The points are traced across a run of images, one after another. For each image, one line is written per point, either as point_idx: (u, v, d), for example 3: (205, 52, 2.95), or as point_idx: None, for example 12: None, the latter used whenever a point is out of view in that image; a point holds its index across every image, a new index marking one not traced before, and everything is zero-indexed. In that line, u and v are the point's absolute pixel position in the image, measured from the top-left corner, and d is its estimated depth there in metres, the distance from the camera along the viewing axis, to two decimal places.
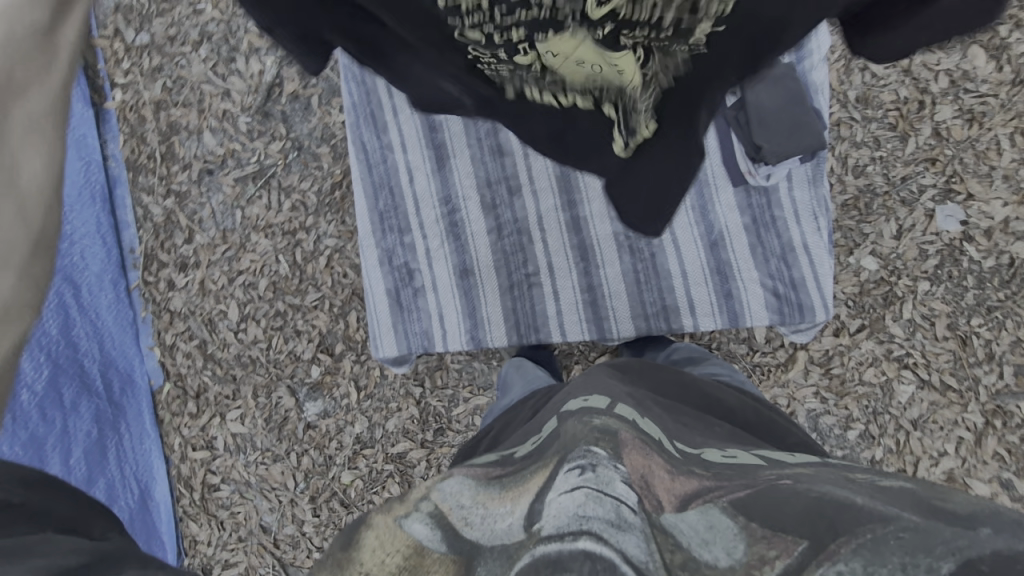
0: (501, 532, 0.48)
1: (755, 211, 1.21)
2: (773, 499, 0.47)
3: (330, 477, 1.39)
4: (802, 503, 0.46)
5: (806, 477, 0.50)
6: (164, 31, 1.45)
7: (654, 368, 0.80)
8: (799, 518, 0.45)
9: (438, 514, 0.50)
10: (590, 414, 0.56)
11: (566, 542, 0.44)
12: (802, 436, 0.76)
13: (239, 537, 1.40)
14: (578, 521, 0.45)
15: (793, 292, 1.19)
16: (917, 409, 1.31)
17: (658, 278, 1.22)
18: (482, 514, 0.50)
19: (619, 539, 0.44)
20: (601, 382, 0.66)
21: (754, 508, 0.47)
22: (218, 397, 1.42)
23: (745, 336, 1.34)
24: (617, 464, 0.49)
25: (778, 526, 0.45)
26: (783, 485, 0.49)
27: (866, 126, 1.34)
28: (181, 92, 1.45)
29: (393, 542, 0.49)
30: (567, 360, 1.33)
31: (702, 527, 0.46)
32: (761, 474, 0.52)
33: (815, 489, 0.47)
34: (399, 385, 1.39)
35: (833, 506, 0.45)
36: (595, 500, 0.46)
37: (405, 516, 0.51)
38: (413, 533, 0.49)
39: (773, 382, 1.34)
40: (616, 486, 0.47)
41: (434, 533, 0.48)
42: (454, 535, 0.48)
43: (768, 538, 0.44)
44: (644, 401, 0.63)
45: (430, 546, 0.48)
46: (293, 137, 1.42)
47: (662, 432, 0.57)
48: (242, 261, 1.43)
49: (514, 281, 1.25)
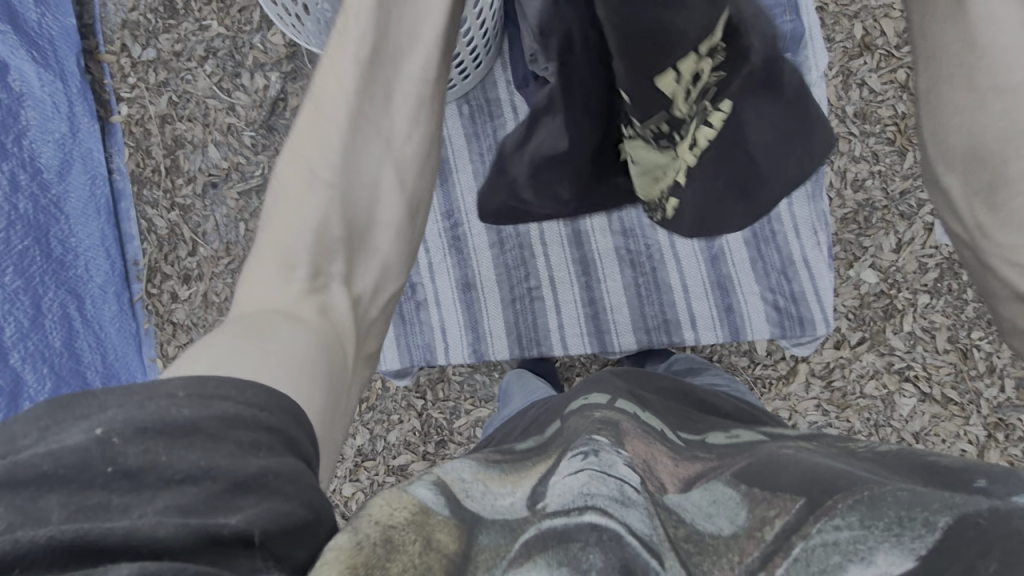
0: (502, 508, 0.44)
1: (755, 226, 1.22)
2: (772, 467, 0.45)
3: (331, 489, 1.39)
4: (800, 471, 0.43)
5: (807, 449, 0.48)
6: (170, 46, 1.47)
7: (653, 375, 0.80)
8: (795, 480, 0.42)
9: (441, 483, 0.45)
10: (591, 408, 0.56)
11: (572, 516, 0.39)
12: None
13: None
14: (582, 497, 0.41)
15: (794, 305, 1.19)
16: (918, 422, 1.31)
17: (659, 292, 1.23)
18: (483, 490, 0.46)
19: (623, 514, 0.40)
20: (606, 382, 0.67)
21: (755, 474, 0.45)
22: None
23: (746, 349, 1.35)
24: (620, 449, 0.46)
25: (777, 486, 0.43)
26: (783, 455, 0.47)
27: (865, 141, 1.35)
28: (186, 106, 1.47)
29: (398, 499, 0.41)
30: (568, 372, 1.33)
31: (705, 502, 0.44)
32: (768, 446, 0.51)
33: (814, 458, 0.45)
34: (400, 398, 1.39)
35: (830, 472, 0.42)
36: (599, 479, 0.42)
37: (408, 481, 0.44)
38: (418, 496, 0.43)
39: (774, 394, 1.34)
40: (620, 468, 0.44)
41: (437, 497, 0.43)
42: (457, 503, 0.44)
43: (768, 498, 0.42)
44: (645, 395, 0.66)
45: (434, 508, 0.42)
46: None
47: (664, 424, 0.58)
48: None
49: (516, 294, 1.25)
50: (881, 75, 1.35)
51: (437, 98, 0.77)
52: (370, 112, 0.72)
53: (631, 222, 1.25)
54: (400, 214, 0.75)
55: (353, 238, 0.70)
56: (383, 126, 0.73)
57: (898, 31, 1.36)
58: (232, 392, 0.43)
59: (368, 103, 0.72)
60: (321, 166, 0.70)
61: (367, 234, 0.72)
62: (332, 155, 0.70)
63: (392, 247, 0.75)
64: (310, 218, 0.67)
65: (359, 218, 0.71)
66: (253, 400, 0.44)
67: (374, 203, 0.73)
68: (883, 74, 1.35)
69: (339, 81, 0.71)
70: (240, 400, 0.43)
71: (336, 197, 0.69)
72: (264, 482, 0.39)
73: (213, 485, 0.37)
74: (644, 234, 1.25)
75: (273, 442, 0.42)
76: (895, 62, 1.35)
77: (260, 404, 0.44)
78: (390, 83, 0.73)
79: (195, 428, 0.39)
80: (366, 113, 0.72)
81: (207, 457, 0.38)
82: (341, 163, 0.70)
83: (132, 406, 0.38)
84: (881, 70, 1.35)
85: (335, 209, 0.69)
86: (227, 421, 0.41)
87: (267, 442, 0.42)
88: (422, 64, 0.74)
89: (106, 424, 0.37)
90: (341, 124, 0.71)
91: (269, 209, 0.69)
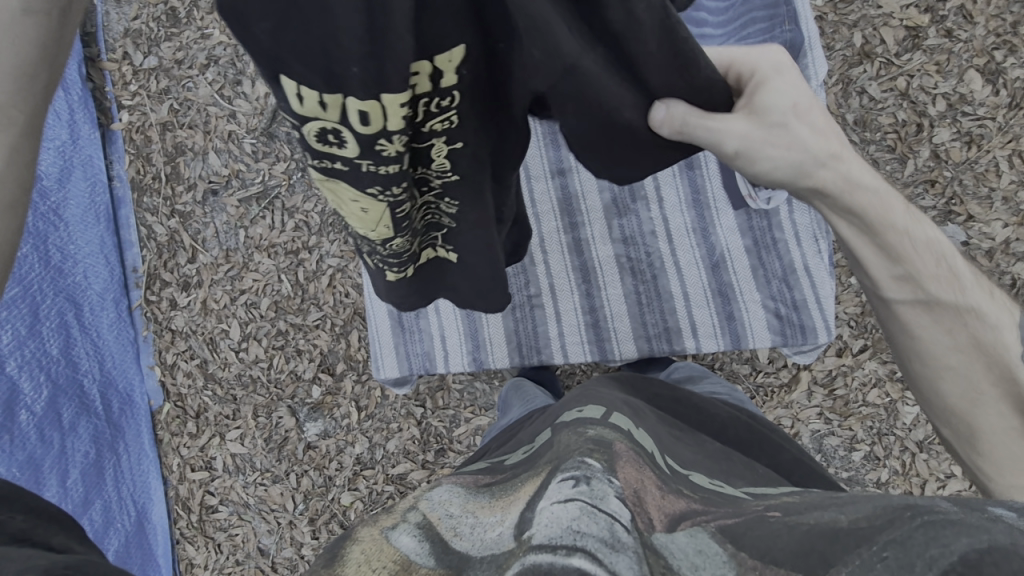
0: (490, 543, 0.44)
1: (756, 233, 1.22)
2: (764, 531, 0.43)
3: (330, 498, 1.37)
4: (793, 538, 0.42)
5: (796, 509, 0.46)
6: (172, 54, 1.48)
7: (649, 381, 0.80)
8: (790, 550, 0.40)
9: (426, 525, 0.46)
10: (585, 423, 0.54)
11: (560, 555, 0.38)
12: (795, 450, 0.76)
13: (236, 560, 1.38)
14: (572, 535, 0.40)
15: (795, 313, 1.18)
16: (922, 431, 1.30)
17: (659, 299, 1.22)
18: (472, 524, 0.46)
19: (612, 560, 0.38)
20: (597, 392, 0.65)
21: (744, 538, 0.43)
22: (218, 416, 1.41)
23: (747, 356, 1.34)
24: (612, 478, 0.45)
25: (769, 558, 0.40)
26: (774, 519, 0.45)
27: (865, 148, 1.35)
28: (187, 114, 1.47)
29: (378, 557, 0.43)
30: (569, 380, 1.32)
31: (692, 550, 0.42)
32: (749, 505, 0.48)
33: (806, 523, 0.43)
34: (400, 406, 1.38)
35: (823, 538, 0.41)
36: (589, 515, 0.41)
37: (390, 529, 0.46)
38: (399, 547, 0.44)
39: (776, 403, 1.33)
40: (610, 502, 0.43)
41: (421, 546, 0.44)
42: (443, 547, 0.44)
43: (760, 568, 0.40)
44: (639, 410, 0.63)
45: (417, 561, 0.43)
46: (298, 158, 1.44)
47: (654, 445, 0.55)
48: (244, 280, 1.43)
49: (516, 302, 1.25)
50: (880, 83, 1.36)
51: (27, 61, 0.49)
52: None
53: (631, 229, 1.25)
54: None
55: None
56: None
57: (897, 39, 1.36)
58: None
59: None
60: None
61: None
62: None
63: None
64: None
65: None
66: None
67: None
68: (882, 82, 1.36)
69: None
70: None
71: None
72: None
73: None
74: (644, 242, 1.24)
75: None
76: (895, 70, 1.36)
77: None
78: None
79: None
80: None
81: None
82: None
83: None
84: (881, 78, 1.35)
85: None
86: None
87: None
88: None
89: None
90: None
91: None
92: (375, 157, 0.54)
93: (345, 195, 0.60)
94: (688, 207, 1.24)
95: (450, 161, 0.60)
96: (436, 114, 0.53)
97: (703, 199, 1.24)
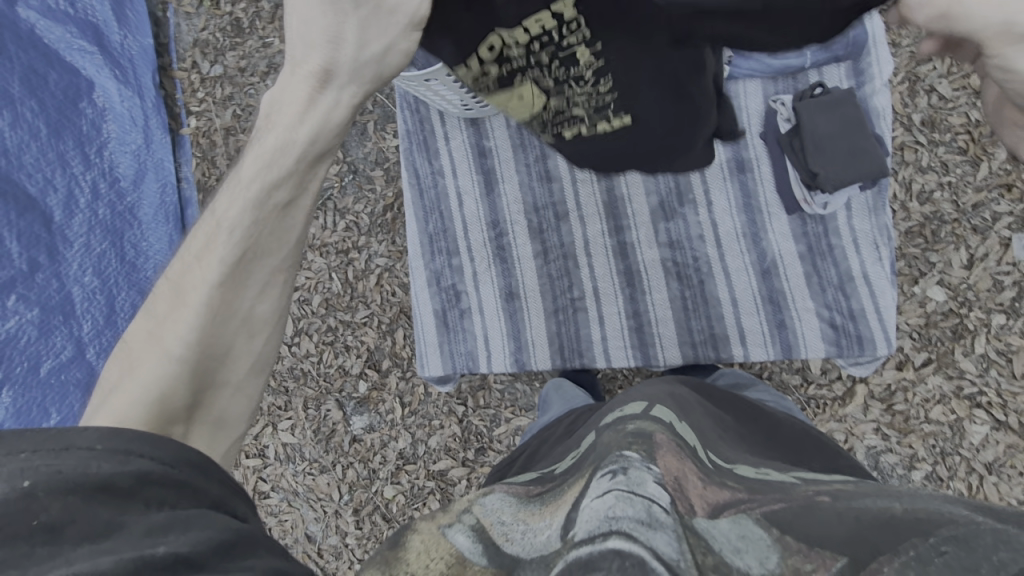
0: (538, 544, 0.44)
1: (810, 239, 1.18)
2: (811, 517, 0.42)
3: (373, 490, 1.42)
4: (844, 524, 0.40)
5: (847, 495, 0.44)
6: (235, 63, 1.56)
7: (712, 389, 0.77)
8: (839, 536, 0.39)
9: (480, 529, 0.46)
10: (626, 420, 0.52)
11: (596, 543, 0.39)
12: (851, 461, 0.73)
13: (284, 545, 1.44)
14: (608, 521, 0.40)
15: (852, 323, 1.13)
16: (991, 452, 1.22)
17: (706, 305, 1.20)
18: (523, 530, 0.46)
19: (649, 537, 0.39)
20: (639, 389, 0.63)
21: (792, 521, 0.42)
22: (271, 407, 1.48)
23: (799, 367, 1.29)
24: (651, 465, 0.45)
25: (816, 540, 0.40)
26: (824, 504, 0.43)
27: (933, 151, 1.28)
28: (249, 119, 1.54)
29: (436, 548, 0.45)
30: (610, 384, 1.31)
31: (734, 535, 0.41)
32: (798, 490, 0.46)
33: (857, 508, 0.41)
34: (442, 403, 1.41)
35: (878, 528, 0.39)
36: (625, 500, 0.41)
37: (448, 526, 0.47)
38: (455, 543, 0.45)
39: (829, 416, 1.28)
40: (648, 486, 0.43)
41: (474, 546, 0.45)
42: (495, 549, 0.44)
43: (804, 551, 0.40)
44: (685, 404, 0.62)
45: (470, 558, 0.44)
46: (349, 161, 1.49)
47: (696, 440, 0.53)
48: (297, 278, 1.49)
49: (559, 305, 1.25)
50: (951, 81, 1.28)
51: (275, 150, 0.65)
52: (285, 243, 0.67)
53: (678, 233, 1.23)
54: (256, 358, 0.65)
55: (199, 393, 0.61)
56: (275, 261, 0.66)
57: None
58: (146, 446, 0.45)
59: (221, 219, 0.64)
60: (155, 317, 0.61)
61: (230, 296, 0.63)
62: (239, 291, 0.63)
63: (245, 402, 0.65)
64: (201, 291, 0.61)
65: (212, 280, 0.62)
66: (178, 454, 0.46)
67: (223, 363, 0.63)
68: (954, 80, 1.28)
69: (211, 235, 0.63)
70: (156, 453, 0.45)
71: (252, 327, 0.64)
72: (182, 519, 0.43)
73: (136, 528, 0.41)
74: (691, 246, 1.22)
75: (181, 499, 0.45)
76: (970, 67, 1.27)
77: (174, 459, 0.46)
78: (245, 201, 0.64)
79: (111, 485, 0.42)
80: (204, 223, 0.65)
81: (124, 513, 0.41)
82: (263, 274, 0.65)
83: (52, 456, 0.41)
84: (952, 76, 1.27)
85: (197, 364, 0.60)
86: (140, 478, 0.43)
87: (178, 497, 0.45)
88: (263, 184, 0.65)
89: (33, 475, 0.39)
90: (196, 245, 0.64)
91: (202, 269, 0.62)
92: (511, 74, 0.74)
93: (509, 103, 0.83)
94: (739, 212, 1.21)
95: (593, 59, 0.71)
96: (565, 28, 0.67)
97: (755, 203, 1.21)
